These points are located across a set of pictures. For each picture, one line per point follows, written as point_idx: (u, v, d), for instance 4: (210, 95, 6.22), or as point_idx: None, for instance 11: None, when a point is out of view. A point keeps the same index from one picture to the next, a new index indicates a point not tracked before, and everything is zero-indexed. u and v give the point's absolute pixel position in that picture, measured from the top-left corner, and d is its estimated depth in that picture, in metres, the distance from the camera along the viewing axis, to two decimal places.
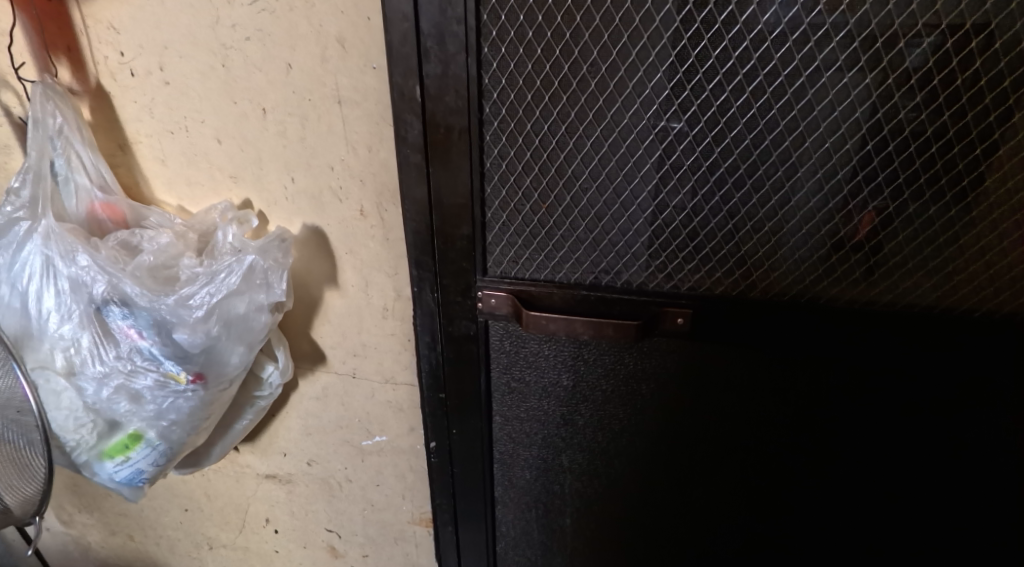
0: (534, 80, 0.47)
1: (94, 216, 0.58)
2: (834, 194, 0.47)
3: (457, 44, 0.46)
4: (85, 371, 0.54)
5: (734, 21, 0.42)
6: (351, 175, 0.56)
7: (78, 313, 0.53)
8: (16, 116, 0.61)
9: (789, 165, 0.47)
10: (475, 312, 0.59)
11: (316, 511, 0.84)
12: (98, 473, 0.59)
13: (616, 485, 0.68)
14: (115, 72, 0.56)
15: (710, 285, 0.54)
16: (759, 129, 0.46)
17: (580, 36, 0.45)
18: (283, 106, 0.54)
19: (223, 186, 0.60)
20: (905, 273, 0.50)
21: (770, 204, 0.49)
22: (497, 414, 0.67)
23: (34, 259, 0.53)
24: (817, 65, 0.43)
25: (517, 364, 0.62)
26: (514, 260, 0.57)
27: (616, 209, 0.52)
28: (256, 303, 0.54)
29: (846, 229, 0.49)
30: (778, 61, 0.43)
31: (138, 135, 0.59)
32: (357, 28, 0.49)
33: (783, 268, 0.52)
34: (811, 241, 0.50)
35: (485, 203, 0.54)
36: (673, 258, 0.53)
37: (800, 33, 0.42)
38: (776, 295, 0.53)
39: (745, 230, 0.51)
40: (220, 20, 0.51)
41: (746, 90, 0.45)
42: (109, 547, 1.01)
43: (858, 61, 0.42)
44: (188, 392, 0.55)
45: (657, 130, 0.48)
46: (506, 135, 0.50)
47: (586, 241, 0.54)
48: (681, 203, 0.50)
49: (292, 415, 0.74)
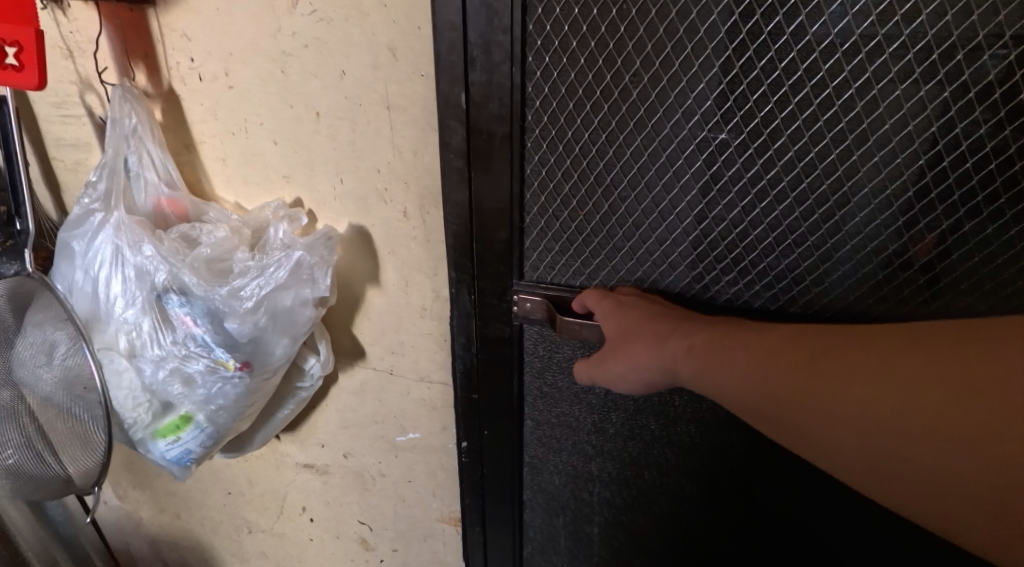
0: (577, 89, 0.49)
1: (159, 211, 0.62)
2: (883, 210, 0.46)
3: (502, 53, 0.48)
4: (144, 353, 0.58)
5: (781, 33, 0.42)
6: (396, 178, 0.59)
7: (141, 299, 0.57)
8: (97, 116, 0.66)
9: (835, 179, 0.46)
10: (510, 315, 0.61)
11: (349, 503, 0.87)
12: (152, 450, 0.62)
13: (645, 495, 0.68)
14: (185, 76, 0.60)
15: (748, 298, 0.54)
16: (803, 141, 0.46)
17: (624, 46, 0.46)
18: (335, 111, 0.57)
19: (277, 185, 0.63)
20: (959, 294, 0.48)
21: (813, 218, 0.48)
22: (529, 417, 0.68)
23: (105, 248, 0.58)
24: (868, 77, 0.42)
25: (550, 367, 0.63)
26: (551, 265, 0.58)
27: (654, 217, 0.52)
28: (301, 297, 0.57)
29: (895, 246, 0.48)
30: (825, 73, 0.43)
31: (203, 136, 0.63)
32: (407, 37, 0.52)
33: (826, 284, 0.51)
34: (856, 257, 0.49)
35: (524, 208, 0.55)
36: (712, 269, 0.53)
37: (850, 44, 0.41)
38: (819, 311, 0.52)
39: (785, 243, 0.50)
40: (281, 29, 0.54)
41: (791, 102, 0.44)
42: (159, 524, 1.06)
43: (910, 74, 0.41)
44: (235, 378, 0.58)
45: (699, 140, 0.48)
46: (547, 142, 0.52)
47: (624, 249, 0.55)
48: (721, 214, 0.50)
49: (331, 408, 0.77)
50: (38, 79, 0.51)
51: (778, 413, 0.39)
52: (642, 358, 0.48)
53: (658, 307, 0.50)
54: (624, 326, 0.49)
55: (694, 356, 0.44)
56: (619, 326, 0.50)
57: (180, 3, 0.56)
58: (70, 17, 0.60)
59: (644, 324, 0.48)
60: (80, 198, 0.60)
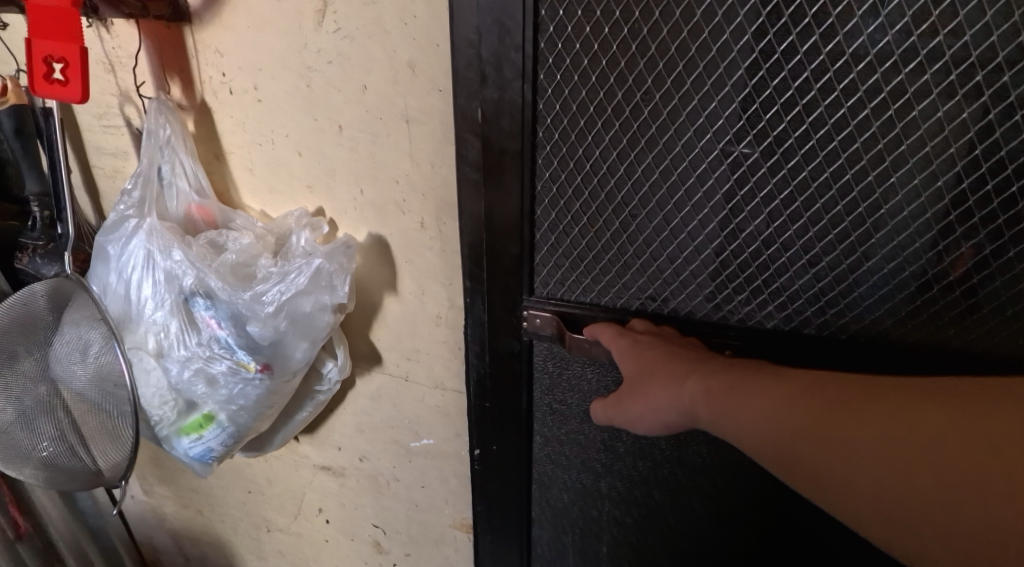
0: (589, 106, 0.50)
1: (189, 217, 0.65)
2: (901, 231, 0.46)
3: (514, 70, 0.49)
4: (171, 353, 0.60)
5: (794, 52, 0.42)
6: (413, 190, 0.60)
7: (170, 301, 0.59)
8: (135, 127, 0.69)
9: (851, 200, 0.46)
10: (520, 331, 0.62)
11: (364, 506, 0.88)
12: (175, 446, 0.65)
13: (653, 512, 0.68)
14: (217, 90, 0.63)
15: (761, 319, 0.54)
16: (817, 161, 0.46)
17: (636, 64, 0.47)
18: (357, 124, 0.59)
19: (300, 195, 0.65)
20: (981, 318, 0.47)
21: (828, 238, 0.48)
22: (538, 433, 0.69)
23: (138, 252, 0.59)
24: (883, 97, 0.42)
25: (559, 384, 0.64)
26: (561, 281, 0.59)
27: (665, 235, 0.53)
28: (320, 303, 0.59)
29: (914, 268, 0.47)
30: (840, 92, 0.43)
31: (232, 146, 0.66)
32: (426, 54, 0.54)
33: (841, 306, 0.51)
34: (872, 279, 0.49)
35: (534, 224, 0.57)
36: (723, 288, 0.54)
37: (864, 64, 0.41)
38: (834, 332, 0.52)
39: (799, 265, 0.50)
40: (307, 46, 0.57)
41: (805, 121, 0.44)
42: (181, 519, 1.10)
43: (927, 93, 0.41)
44: (255, 379, 0.60)
45: (710, 158, 0.48)
46: (557, 159, 0.53)
47: (634, 266, 0.56)
48: (732, 233, 0.51)
49: (348, 411, 0.79)
50: (80, 93, 0.54)
51: (792, 456, 0.38)
52: (659, 400, 0.47)
53: (673, 347, 0.50)
54: (643, 365, 0.50)
55: (707, 398, 0.43)
56: (638, 366, 0.50)
57: (214, 21, 0.59)
58: (113, 34, 0.63)
59: (663, 364, 0.49)
60: (116, 205, 0.63)
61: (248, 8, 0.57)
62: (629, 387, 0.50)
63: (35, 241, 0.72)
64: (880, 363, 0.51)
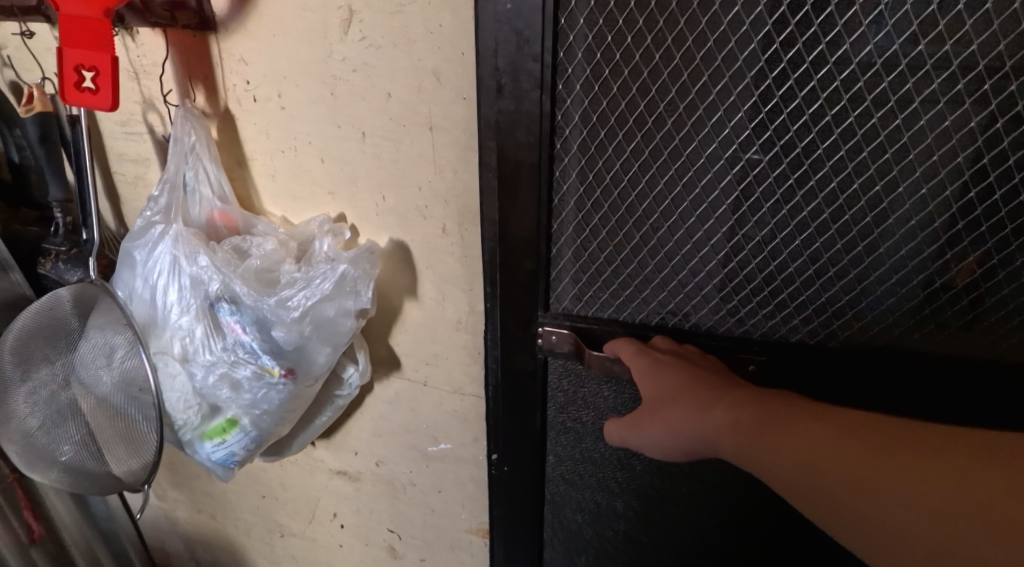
0: (611, 116, 0.50)
1: (211, 223, 0.66)
2: (930, 241, 0.47)
3: (531, 80, 0.49)
4: (196, 358, 0.60)
5: (823, 61, 0.43)
6: (436, 196, 0.61)
7: (195, 306, 0.59)
8: (158, 134, 0.70)
9: (879, 211, 0.47)
10: (536, 348, 0.63)
11: (379, 511, 0.89)
12: (198, 451, 0.65)
13: (668, 523, 0.68)
14: (241, 97, 0.63)
15: (783, 331, 0.55)
16: (846, 173, 0.46)
17: (660, 74, 0.47)
18: (380, 131, 0.60)
19: (321, 201, 0.66)
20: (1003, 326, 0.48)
21: (855, 250, 0.49)
22: (552, 451, 0.69)
23: (163, 258, 0.59)
24: (915, 107, 0.43)
25: (574, 402, 0.65)
26: (577, 296, 0.60)
27: (688, 248, 0.54)
28: (344, 308, 0.59)
29: (942, 278, 0.48)
30: (870, 102, 0.43)
31: (254, 153, 0.66)
32: (451, 62, 0.54)
33: (866, 317, 0.52)
34: (898, 289, 0.50)
35: (551, 239, 0.57)
36: (746, 301, 0.54)
37: (897, 74, 0.42)
38: (858, 342, 0.53)
39: (821, 278, 0.51)
40: (332, 54, 0.57)
41: (834, 131, 0.45)
42: (194, 523, 1.10)
43: (955, 105, 0.42)
44: (279, 384, 0.61)
45: (735, 169, 0.49)
46: (577, 172, 0.54)
47: (654, 278, 0.56)
48: (755, 245, 0.51)
49: (365, 417, 0.79)
50: (111, 101, 0.55)
51: (819, 498, 0.40)
52: (680, 424, 0.48)
53: (693, 370, 0.51)
54: (665, 388, 0.50)
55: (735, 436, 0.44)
56: (660, 389, 0.50)
57: (239, 30, 0.59)
58: (138, 42, 0.64)
59: (686, 389, 0.49)
60: (142, 212, 0.64)
61: (274, 17, 0.57)
62: (648, 408, 0.51)
63: (58, 247, 0.73)
64: (904, 372, 0.52)
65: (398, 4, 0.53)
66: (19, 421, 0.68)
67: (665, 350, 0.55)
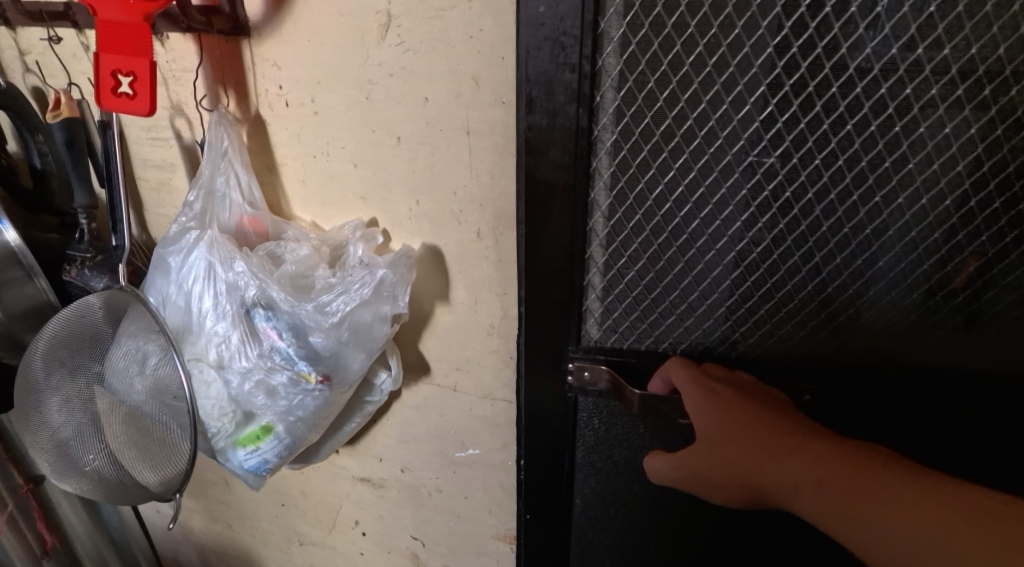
0: (652, 132, 0.52)
1: (240, 228, 0.65)
2: (937, 239, 0.52)
3: (565, 93, 0.50)
4: (232, 365, 0.60)
5: (821, 67, 0.47)
6: (471, 200, 0.61)
7: (231, 313, 0.59)
8: (186, 140, 0.70)
9: (888, 213, 0.52)
10: (567, 387, 0.63)
11: (403, 518, 0.88)
12: (230, 459, 0.64)
13: (704, 528, 0.67)
14: (272, 103, 0.63)
15: (801, 330, 0.59)
16: (849, 176, 0.51)
17: (689, 83, 0.50)
18: (416, 136, 0.59)
19: (353, 206, 0.65)
20: (997, 319, 0.54)
21: (865, 251, 0.53)
22: (579, 492, 0.70)
23: (198, 264, 0.59)
24: (915, 112, 0.47)
25: (604, 442, 0.66)
26: (613, 329, 0.62)
27: (710, 259, 0.57)
28: (381, 313, 0.59)
29: (945, 271, 0.53)
30: (869, 108, 0.48)
31: (284, 159, 0.65)
32: (490, 66, 0.54)
33: (878, 312, 0.56)
34: (905, 283, 0.54)
35: (589, 263, 0.58)
36: (764, 304, 0.58)
37: (896, 79, 0.46)
38: (871, 336, 0.58)
39: (835, 285, 0.56)
40: (369, 59, 0.57)
41: (832, 137, 0.50)
42: (210, 533, 1.09)
43: (956, 118, 0.47)
44: (315, 391, 0.60)
45: (749, 178, 0.52)
46: (618, 194, 0.55)
47: (684, 296, 0.59)
48: (778, 255, 0.55)
49: (392, 423, 0.78)
50: (148, 107, 0.54)
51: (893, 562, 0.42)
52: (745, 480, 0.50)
53: (748, 408, 0.52)
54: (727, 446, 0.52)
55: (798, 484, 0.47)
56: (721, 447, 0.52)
57: (273, 35, 0.59)
58: (168, 47, 0.64)
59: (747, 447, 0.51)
60: (177, 218, 0.63)
61: (309, 21, 0.57)
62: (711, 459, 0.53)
63: (84, 254, 0.72)
64: (916, 357, 0.57)
65: (438, 9, 0.53)
66: (50, 430, 0.67)
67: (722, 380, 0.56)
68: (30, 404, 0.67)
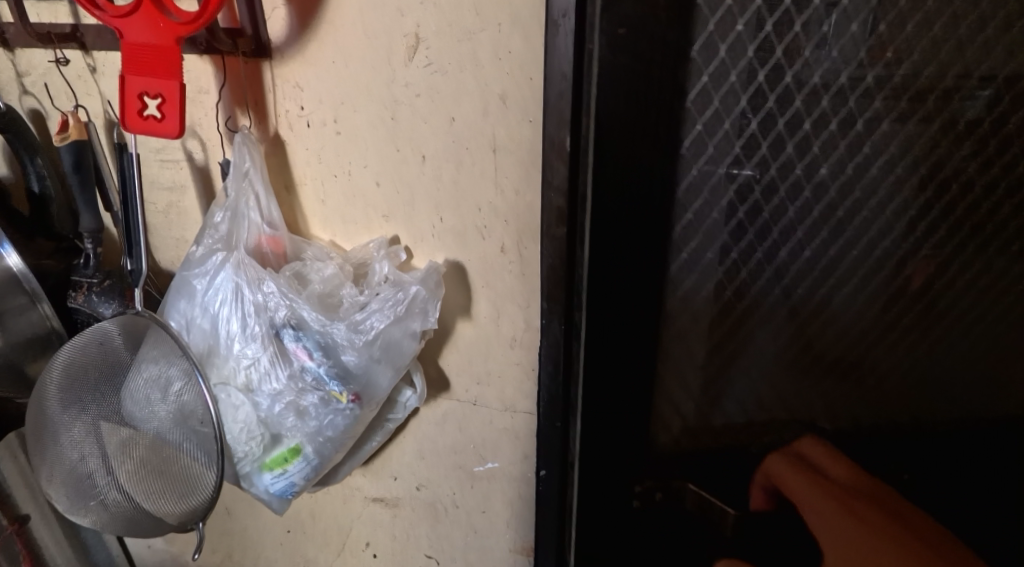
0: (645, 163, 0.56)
1: (257, 249, 0.62)
2: (893, 231, 0.59)
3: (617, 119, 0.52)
4: (261, 388, 0.59)
5: (777, 89, 0.54)
6: (496, 215, 0.61)
7: (260, 335, 0.58)
8: (198, 161, 0.69)
9: (848, 212, 0.59)
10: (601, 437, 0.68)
11: (418, 537, 0.87)
12: (256, 483, 0.63)
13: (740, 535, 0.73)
14: (293, 123, 0.63)
15: (786, 324, 0.65)
16: (812, 184, 0.58)
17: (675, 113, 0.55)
18: (441, 154, 0.60)
19: (375, 224, 0.65)
20: (947, 317, 0.63)
21: (833, 247, 0.61)
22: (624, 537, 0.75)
23: (225, 287, 0.59)
24: (863, 121, 0.55)
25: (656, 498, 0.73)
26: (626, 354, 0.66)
27: (702, 269, 0.62)
28: (411, 330, 0.59)
29: (905, 260, 0.61)
30: (824, 123, 0.55)
31: (304, 178, 0.65)
32: (519, 86, 0.55)
33: (847, 300, 0.63)
34: (870, 272, 0.62)
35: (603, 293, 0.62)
36: (749, 302, 0.64)
37: (844, 96, 0.54)
38: (843, 324, 0.65)
39: (815, 298, 0.64)
40: (395, 79, 0.58)
41: (795, 151, 0.57)
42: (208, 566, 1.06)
43: (902, 141, 0.55)
44: (347, 409, 0.60)
45: (729, 190, 0.59)
46: None
47: (685, 313, 0.64)
48: (758, 258, 0.62)
49: (409, 439, 0.78)
50: (176, 129, 0.53)
51: None
52: None
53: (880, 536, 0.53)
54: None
55: None
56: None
57: (296, 56, 0.59)
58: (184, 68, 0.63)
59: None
60: (201, 239, 0.62)
61: (336, 43, 0.58)
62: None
63: (89, 278, 0.70)
64: (889, 336, 0.65)
65: (468, 31, 0.54)
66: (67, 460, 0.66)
67: (864, 503, 0.58)
68: (54, 433, 0.66)
